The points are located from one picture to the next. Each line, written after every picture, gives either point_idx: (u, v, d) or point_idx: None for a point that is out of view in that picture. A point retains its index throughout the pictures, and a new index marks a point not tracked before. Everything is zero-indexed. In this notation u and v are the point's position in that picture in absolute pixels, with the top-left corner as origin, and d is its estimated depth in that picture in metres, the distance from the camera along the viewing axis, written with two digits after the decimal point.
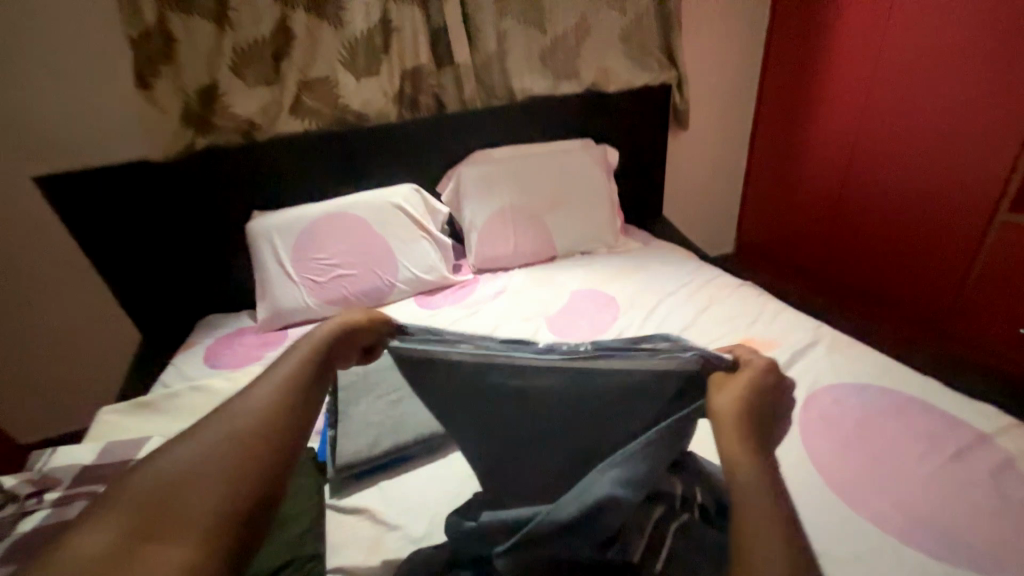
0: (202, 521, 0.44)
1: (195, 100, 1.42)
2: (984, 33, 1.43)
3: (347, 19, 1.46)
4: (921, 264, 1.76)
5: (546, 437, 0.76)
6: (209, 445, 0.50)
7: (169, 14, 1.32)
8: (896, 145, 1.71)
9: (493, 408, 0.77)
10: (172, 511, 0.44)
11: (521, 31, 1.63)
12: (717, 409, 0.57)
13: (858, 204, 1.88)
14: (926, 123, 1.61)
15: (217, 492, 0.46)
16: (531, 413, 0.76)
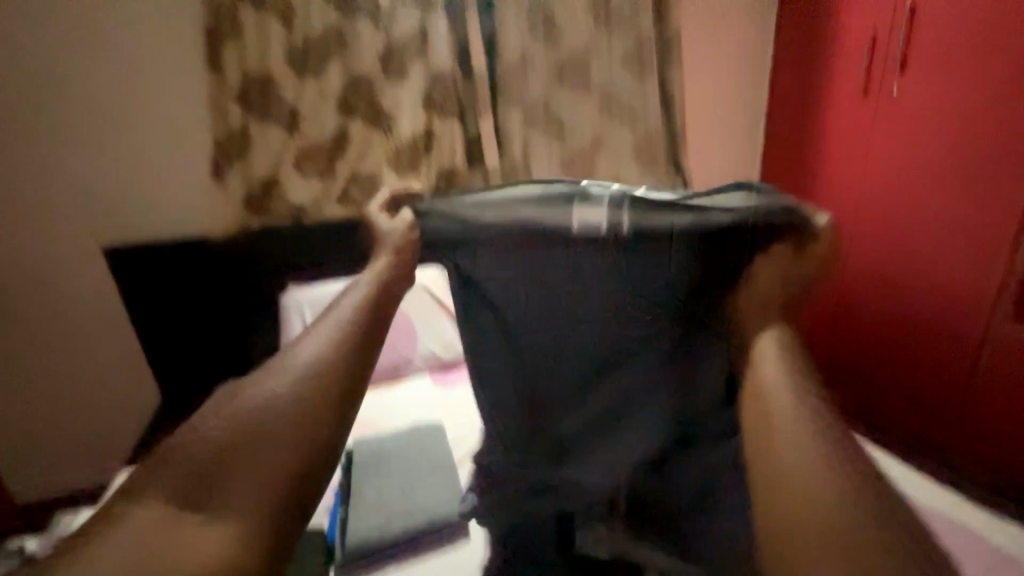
0: (262, 482, 0.43)
1: (258, 189, 1.62)
2: (958, 157, 1.60)
3: (396, 129, 1.70)
4: (928, 366, 1.76)
5: (567, 330, 0.76)
6: (261, 410, 0.47)
7: (251, 121, 1.57)
8: (887, 255, 1.78)
9: (517, 272, 0.78)
10: (227, 475, 0.43)
11: (544, 143, 1.87)
12: (745, 325, 0.55)
13: (857, 310, 1.89)
14: (914, 235, 1.73)
15: (280, 453, 0.45)
16: (554, 302, 0.76)
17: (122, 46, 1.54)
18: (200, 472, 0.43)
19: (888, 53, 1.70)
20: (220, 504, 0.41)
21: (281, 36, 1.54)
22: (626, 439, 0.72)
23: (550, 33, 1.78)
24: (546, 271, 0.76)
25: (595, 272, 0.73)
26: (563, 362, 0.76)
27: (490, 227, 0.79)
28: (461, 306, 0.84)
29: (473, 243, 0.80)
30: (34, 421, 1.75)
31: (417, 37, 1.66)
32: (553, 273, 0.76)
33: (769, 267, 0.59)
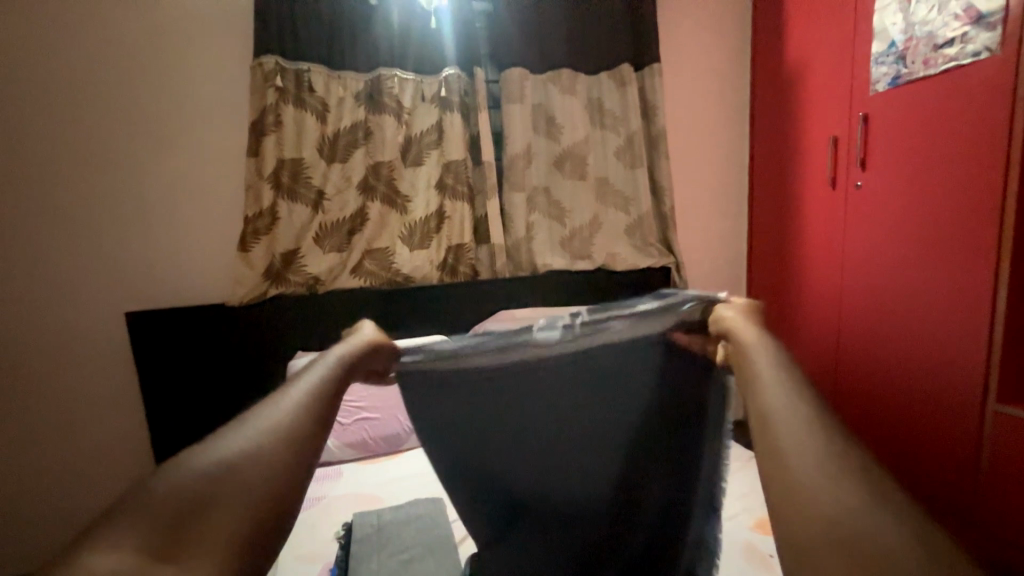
0: (260, 515, 0.34)
1: (279, 261, 1.75)
2: (923, 242, 1.56)
3: (411, 209, 1.87)
4: (940, 461, 1.54)
5: (581, 438, 0.85)
6: (256, 450, 0.37)
7: (280, 200, 1.74)
8: (876, 337, 1.73)
9: (506, 397, 0.85)
10: (218, 509, 0.34)
11: (546, 223, 2.04)
12: (736, 344, 0.50)
13: (855, 391, 1.81)
14: (905, 319, 1.63)
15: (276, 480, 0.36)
16: (565, 414, 0.85)
17: (174, 133, 1.73)
18: (173, 520, 0.32)
19: (851, 149, 1.80)
20: (193, 564, 0.30)
21: (315, 130, 1.76)
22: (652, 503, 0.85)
23: (551, 131, 2.03)
24: (549, 394, 0.84)
25: (588, 387, 0.83)
26: (582, 469, 0.86)
27: (487, 364, 0.84)
28: (478, 450, 0.87)
29: (472, 380, 0.85)
30: (30, 483, 1.73)
31: (434, 131, 1.87)
32: (552, 393, 0.84)
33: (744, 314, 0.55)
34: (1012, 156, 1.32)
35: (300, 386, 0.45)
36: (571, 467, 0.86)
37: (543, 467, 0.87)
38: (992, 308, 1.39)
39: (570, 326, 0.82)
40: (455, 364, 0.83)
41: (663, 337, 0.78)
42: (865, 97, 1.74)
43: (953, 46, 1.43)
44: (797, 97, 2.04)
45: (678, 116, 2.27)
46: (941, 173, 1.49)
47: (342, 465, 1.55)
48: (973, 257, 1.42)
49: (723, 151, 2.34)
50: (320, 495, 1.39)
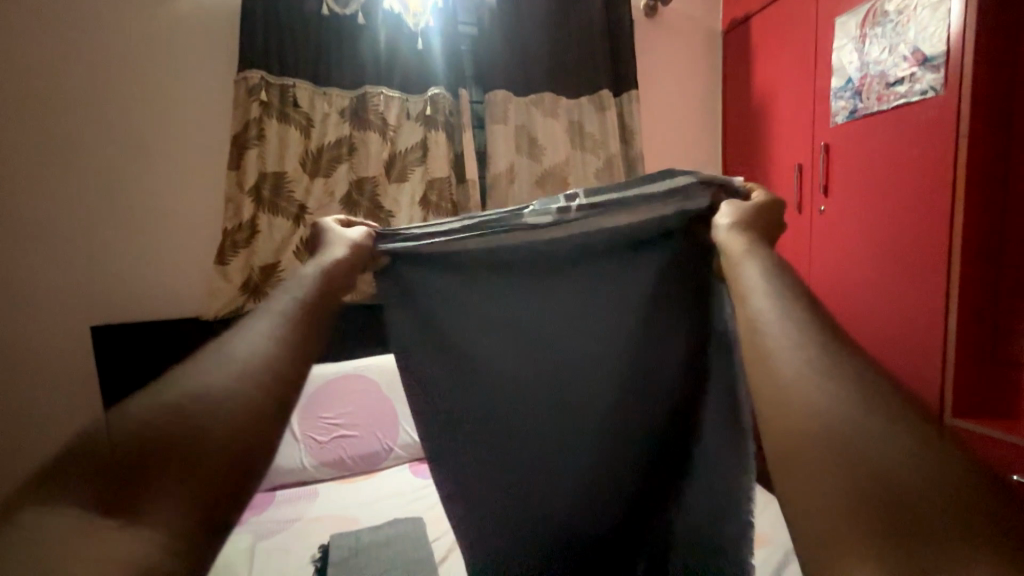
0: (215, 458, 0.35)
1: (257, 274, 1.72)
2: (883, 265, 1.66)
3: (394, 223, 1.87)
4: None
5: (569, 320, 0.92)
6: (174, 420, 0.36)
7: (260, 214, 1.72)
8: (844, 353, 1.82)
9: (498, 286, 0.93)
10: (178, 446, 0.35)
11: None
12: (726, 259, 0.52)
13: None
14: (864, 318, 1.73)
15: (229, 427, 0.36)
16: (550, 301, 0.92)
17: (152, 143, 1.70)
18: (132, 466, 0.34)
19: (815, 177, 1.91)
20: (147, 509, 0.32)
21: (299, 144, 1.76)
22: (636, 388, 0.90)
23: (534, 152, 2.09)
24: (541, 281, 0.93)
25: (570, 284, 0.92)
26: (562, 366, 0.92)
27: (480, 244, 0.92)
28: (467, 331, 0.94)
29: (457, 258, 0.93)
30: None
31: (419, 147, 1.90)
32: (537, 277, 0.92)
33: (737, 224, 0.56)
34: (959, 192, 1.43)
35: (275, 316, 0.46)
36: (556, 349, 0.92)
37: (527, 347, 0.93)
38: (945, 330, 1.48)
39: (564, 207, 0.88)
40: (440, 250, 0.92)
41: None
42: (825, 129, 1.86)
43: (903, 85, 1.56)
44: (764, 126, 2.17)
45: (655, 141, 2.37)
46: (901, 203, 1.59)
47: (318, 486, 1.50)
48: (924, 283, 1.53)
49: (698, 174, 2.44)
50: (293, 518, 1.34)
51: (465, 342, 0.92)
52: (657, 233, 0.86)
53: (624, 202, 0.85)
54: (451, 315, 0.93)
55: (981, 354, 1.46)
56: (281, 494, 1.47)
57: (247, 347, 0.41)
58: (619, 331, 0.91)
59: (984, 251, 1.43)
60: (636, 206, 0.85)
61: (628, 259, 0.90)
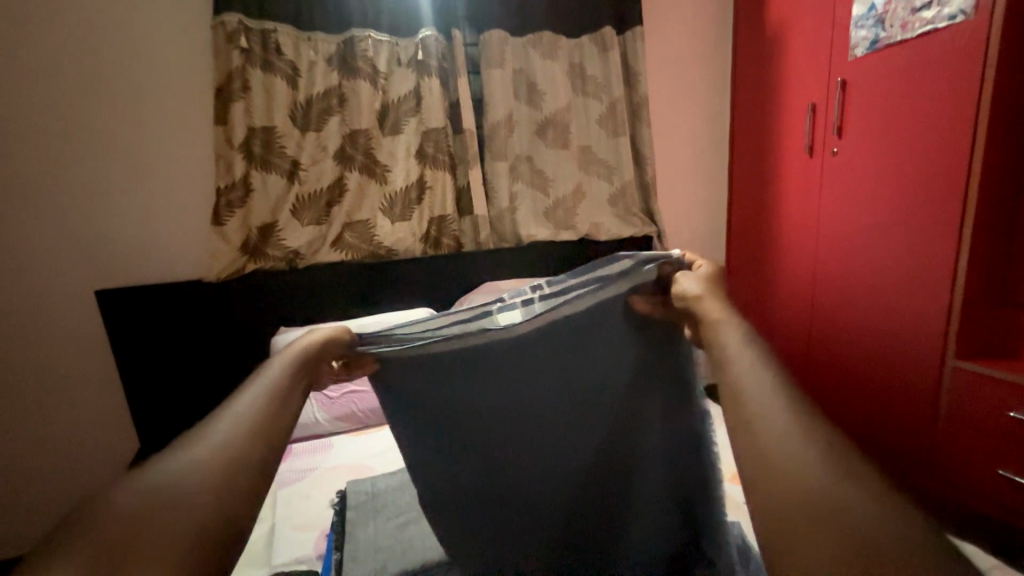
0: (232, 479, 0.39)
1: (255, 234, 1.70)
2: (893, 211, 1.62)
3: (390, 179, 1.82)
4: (897, 423, 1.66)
5: (554, 401, 0.82)
6: (175, 487, 0.37)
7: (252, 170, 1.67)
8: (849, 320, 1.79)
9: (475, 378, 0.82)
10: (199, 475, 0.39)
11: (528, 193, 2.02)
12: (704, 320, 0.53)
13: (825, 361, 1.91)
14: (871, 322, 1.71)
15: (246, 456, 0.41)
16: (539, 401, 0.82)
17: (134, 100, 1.62)
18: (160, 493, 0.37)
19: (830, 115, 1.82)
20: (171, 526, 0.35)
21: (286, 95, 1.67)
22: (635, 459, 0.83)
23: (533, 98, 1.99)
24: (517, 372, 0.81)
25: (560, 381, 0.82)
26: (556, 465, 0.84)
27: (455, 348, 0.80)
28: (446, 419, 0.83)
29: (428, 361, 0.80)
30: (8, 468, 1.68)
31: (412, 97, 1.81)
32: (521, 375, 0.81)
33: (710, 293, 0.56)
34: (980, 126, 1.36)
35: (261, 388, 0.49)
36: (546, 428, 0.83)
37: (513, 430, 0.83)
38: (953, 271, 1.46)
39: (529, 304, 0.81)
40: (414, 360, 0.80)
41: (627, 305, 0.79)
42: (843, 63, 1.75)
43: (931, 9, 1.44)
44: (776, 63, 2.04)
45: (662, 82, 2.24)
46: (917, 141, 1.52)
47: (332, 438, 1.55)
48: (937, 225, 1.49)
49: (706, 120, 2.33)
50: (310, 467, 1.40)
51: (452, 423, 0.83)
52: (622, 310, 0.77)
53: (592, 297, 0.78)
54: (431, 403, 0.82)
55: (986, 293, 1.46)
56: (297, 446, 1.52)
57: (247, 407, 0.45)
58: (613, 408, 0.82)
59: (1001, 187, 1.39)
60: (599, 295, 0.77)
61: (612, 340, 0.79)
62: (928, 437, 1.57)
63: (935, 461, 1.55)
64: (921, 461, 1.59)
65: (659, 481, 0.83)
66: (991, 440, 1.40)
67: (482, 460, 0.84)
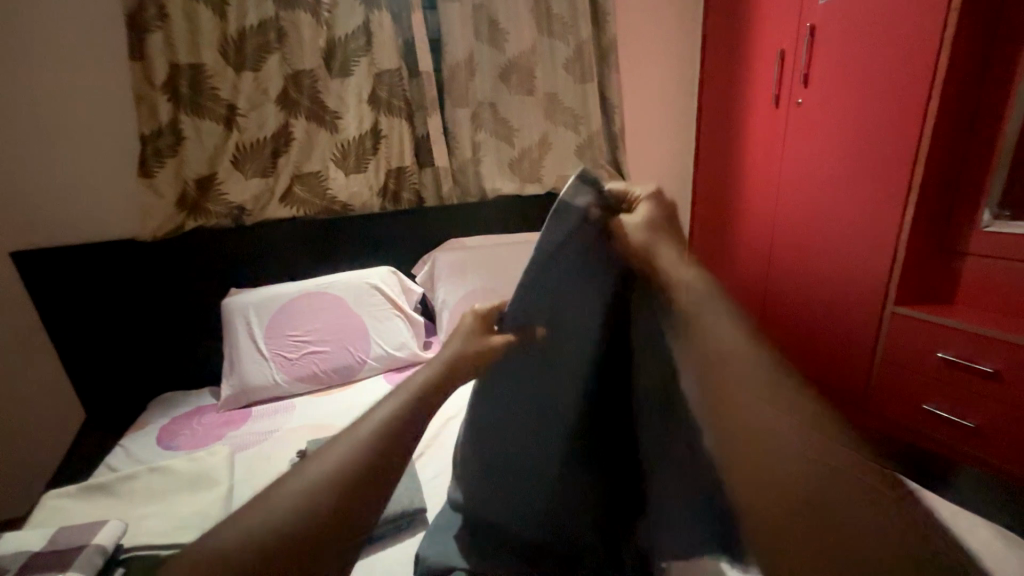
0: (317, 502, 0.39)
1: (192, 188, 1.55)
2: (849, 164, 1.65)
3: (342, 126, 1.68)
4: (842, 370, 1.77)
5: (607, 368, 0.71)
6: (291, 500, 0.39)
7: (181, 115, 1.50)
8: (802, 274, 1.87)
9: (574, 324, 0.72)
10: (311, 482, 0.40)
11: (492, 143, 1.93)
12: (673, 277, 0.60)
13: (780, 313, 1.99)
14: (825, 273, 1.78)
15: (338, 479, 0.41)
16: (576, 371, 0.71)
17: (22, 23, 1.37)
18: (285, 488, 0.40)
19: (796, 62, 1.78)
20: (269, 527, 0.38)
21: (213, 27, 1.48)
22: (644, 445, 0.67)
23: (495, 38, 1.85)
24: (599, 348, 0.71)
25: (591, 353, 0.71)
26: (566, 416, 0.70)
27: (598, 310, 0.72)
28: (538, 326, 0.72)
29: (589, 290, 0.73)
30: None
31: (361, 33, 1.64)
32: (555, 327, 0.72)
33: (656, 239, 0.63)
34: (937, 77, 1.37)
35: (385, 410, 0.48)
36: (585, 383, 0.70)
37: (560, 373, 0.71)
38: (900, 221, 1.52)
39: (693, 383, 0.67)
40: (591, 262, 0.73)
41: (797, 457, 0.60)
42: (812, 6, 1.70)
43: None
44: (749, 5, 1.96)
45: (631, 24, 2.12)
46: (878, 89, 1.52)
47: (294, 400, 1.47)
48: (889, 176, 1.53)
49: (675, 66, 2.25)
50: (273, 429, 1.32)
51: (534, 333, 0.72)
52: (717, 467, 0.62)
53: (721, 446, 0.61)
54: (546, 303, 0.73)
55: (928, 242, 1.54)
56: (256, 409, 1.44)
57: (373, 422, 0.47)
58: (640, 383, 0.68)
59: (948, 138, 1.43)
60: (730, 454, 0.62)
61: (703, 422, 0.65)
62: (880, 385, 1.64)
63: (887, 408, 1.63)
64: (867, 406, 1.69)
65: (691, 492, 0.62)
66: (930, 383, 1.50)
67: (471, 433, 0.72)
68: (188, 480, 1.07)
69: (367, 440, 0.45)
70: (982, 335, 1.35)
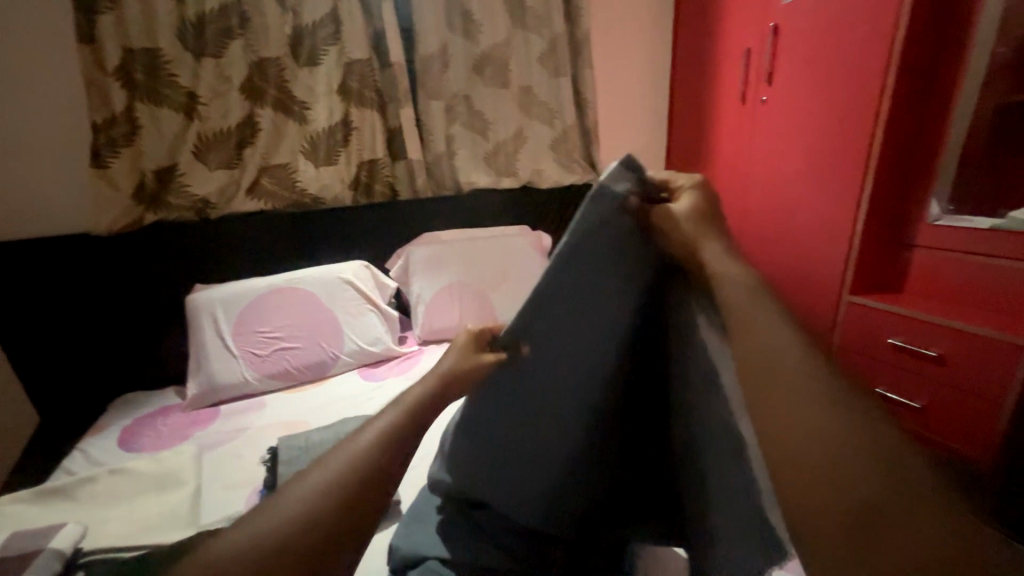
0: (311, 508, 0.45)
1: (151, 179, 1.49)
2: (809, 161, 1.72)
3: (311, 117, 1.64)
4: None
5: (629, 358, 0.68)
6: (288, 507, 0.45)
7: (138, 103, 1.43)
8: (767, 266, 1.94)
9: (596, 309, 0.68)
10: (307, 492, 0.47)
11: (467, 136, 1.92)
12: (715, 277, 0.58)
13: None
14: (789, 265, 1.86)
15: (331, 490, 0.47)
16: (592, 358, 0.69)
17: None
18: (284, 499, 0.46)
19: (761, 61, 1.84)
20: (268, 531, 0.43)
21: (170, 11, 1.42)
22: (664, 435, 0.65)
23: (468, 29, 1.83)
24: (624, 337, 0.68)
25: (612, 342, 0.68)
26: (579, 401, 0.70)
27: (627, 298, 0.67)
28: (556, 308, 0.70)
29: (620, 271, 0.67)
30: None
31: (329, 21, 1.60)
32: (571, 325, 0.69)
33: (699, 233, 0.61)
34: (887, 78, 1.45)
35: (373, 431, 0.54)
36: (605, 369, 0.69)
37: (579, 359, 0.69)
38: (855, 215, 1.60)
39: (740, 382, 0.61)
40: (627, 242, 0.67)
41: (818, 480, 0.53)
42: (775, 6, 1.76)
43: None
44: (717, 3, 2.00)
45: (604, 19, 2.14)
46: (835, 89, 1.59)
47: (265, 397, 1.44)
48: (845, 172, 1.61)
49: (647, 62, 2.28)
50: (242, 427, 1.29)
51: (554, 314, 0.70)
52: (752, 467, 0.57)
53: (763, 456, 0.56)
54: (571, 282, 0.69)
55: (881, 235, 1.62)
56: (225, 408, 1.40)
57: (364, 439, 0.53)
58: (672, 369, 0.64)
59: (898, 136, 1.51)
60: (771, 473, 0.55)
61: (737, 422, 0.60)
62: None
63: None
64: None
65: (722, 493, 0.58)
66: (882, 368, 1.59)
67: (480, 417, 0.73)
68: (153, 480, 1.04)
69: (355, 456, 0.51)
70: (926, 321, 1.44)
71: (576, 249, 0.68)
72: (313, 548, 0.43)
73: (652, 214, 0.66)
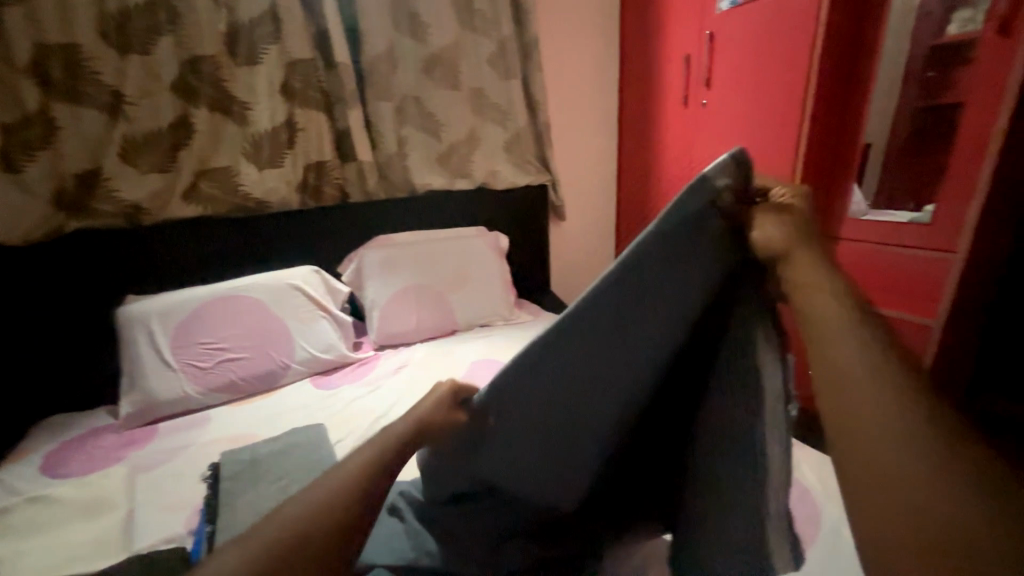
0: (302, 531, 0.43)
1: (72, 184, 1.38)
2: None
3: (252, 118, 1.57)
4: None
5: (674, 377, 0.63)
6: (277, 532, 0.42)
7: (54, 102, 1.33)
8: None
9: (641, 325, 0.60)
10: (294, 514, 0.44)
11: (419, 138, 1.90)
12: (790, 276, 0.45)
13: None
14: None
15: (322, 513, 0.45)
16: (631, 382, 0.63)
17: None
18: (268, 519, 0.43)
19: (700, 66, 1.94)
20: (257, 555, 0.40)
21: (88, 3, 1.32)
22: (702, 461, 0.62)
23: (416, 30, 1.82)
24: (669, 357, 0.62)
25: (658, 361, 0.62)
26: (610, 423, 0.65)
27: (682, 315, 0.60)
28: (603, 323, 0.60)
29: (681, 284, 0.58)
30: None
31: (268, 19, 1.55)
32: (618, 338, 0.61)
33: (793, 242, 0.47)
34: (810, 83, 1.56)
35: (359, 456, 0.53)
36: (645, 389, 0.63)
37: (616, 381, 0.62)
38: None
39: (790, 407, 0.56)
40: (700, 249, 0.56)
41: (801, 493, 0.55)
42: (711, 15, 1.86)
43: None
44: (659, 10, 2.09)
45: (552, 24, 2.19)
46: (767, 93, 1.69)
47: (209, 412, 1.37)
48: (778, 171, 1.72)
49: (596, 65, 2.34)
50: (183, 444, 1.22)
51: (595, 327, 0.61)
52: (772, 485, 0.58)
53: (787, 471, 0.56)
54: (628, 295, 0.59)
55: None
56: (164, 426, 1.32)
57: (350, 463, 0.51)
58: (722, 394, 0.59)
59: (823, 137, 1.63)
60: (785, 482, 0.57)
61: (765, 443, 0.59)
62: None
63: None
64: None
65: (737, 512, 0.59)
66: None
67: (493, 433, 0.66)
68: (81, 507, 0.98)
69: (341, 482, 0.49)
70: None
71: (646, 253, 0.58)
72: (307, 571, 0.42)
73: (747, 216, 0.55)
